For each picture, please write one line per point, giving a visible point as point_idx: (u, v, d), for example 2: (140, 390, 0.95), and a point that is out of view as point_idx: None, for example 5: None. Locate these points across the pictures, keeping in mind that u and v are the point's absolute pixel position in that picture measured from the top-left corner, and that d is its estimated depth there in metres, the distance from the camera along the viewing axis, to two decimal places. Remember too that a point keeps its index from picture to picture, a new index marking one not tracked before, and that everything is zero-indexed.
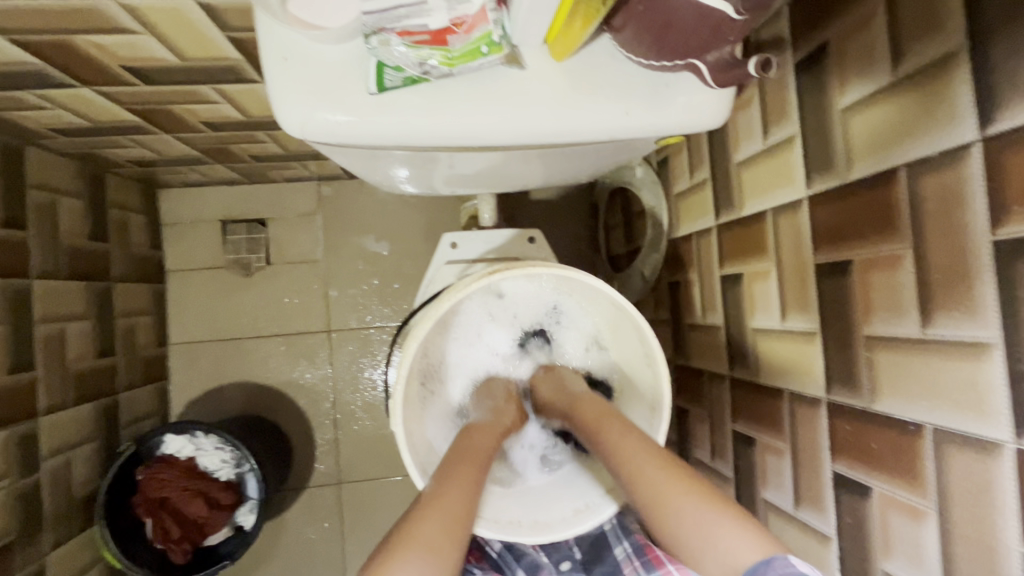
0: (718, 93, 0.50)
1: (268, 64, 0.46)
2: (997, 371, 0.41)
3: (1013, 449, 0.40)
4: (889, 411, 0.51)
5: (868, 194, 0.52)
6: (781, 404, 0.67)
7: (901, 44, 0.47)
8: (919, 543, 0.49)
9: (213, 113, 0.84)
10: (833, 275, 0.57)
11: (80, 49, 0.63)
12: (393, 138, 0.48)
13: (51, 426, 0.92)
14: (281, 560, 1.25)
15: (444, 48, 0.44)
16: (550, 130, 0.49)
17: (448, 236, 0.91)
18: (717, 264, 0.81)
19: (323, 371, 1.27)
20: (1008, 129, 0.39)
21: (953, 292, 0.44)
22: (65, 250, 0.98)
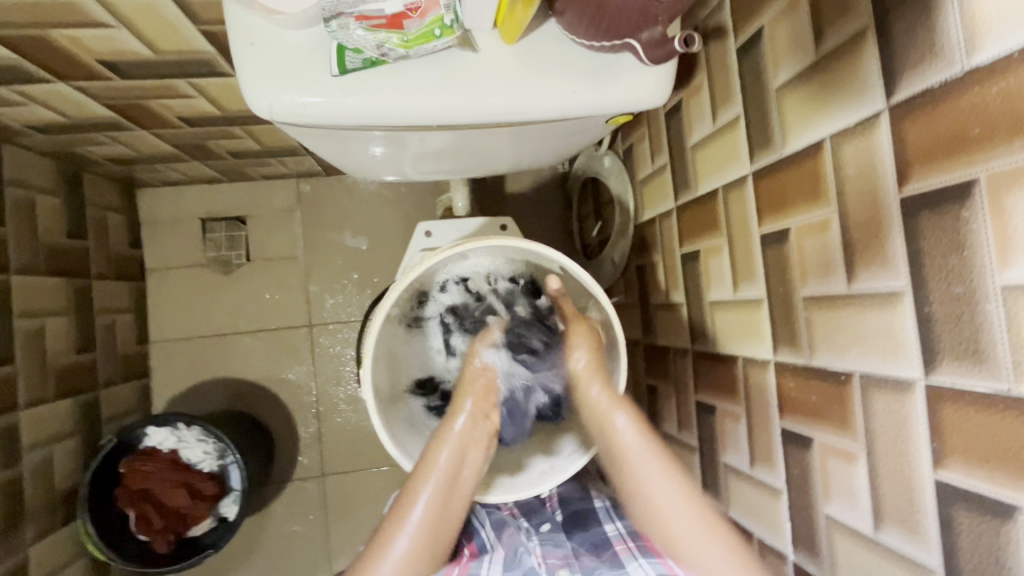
0: (659, 72, 0.54)
1: (236, 49, 0.49)
2: (907, 315, 0.45)
3: (922, 384, 0.45)
4: (824, 364, 0.55)
5: (800, 166, 0.56)
6: (735, 370, 0.71)
7: (822, 26, 0.52)
8: (853, 483, 0.53)
9: (190, 108, 0.86)
10: (775, 244, 0.61)
11: (56, 44, 0.65)
12: (357, 118, 0.51)
13: (32, 420, 0.93)
14: (266, 553, 1.26)
15: (400, 31, 0.49)
16: (505, 109, 0.52)
17: (421, 225, 0.93)
18: (677, 244, 0.85)
19: (305, 366, 1.29)
20: (907, 97, 0.44)
21: (870, 249, 0.48)
22: (44, 247, 0.99)
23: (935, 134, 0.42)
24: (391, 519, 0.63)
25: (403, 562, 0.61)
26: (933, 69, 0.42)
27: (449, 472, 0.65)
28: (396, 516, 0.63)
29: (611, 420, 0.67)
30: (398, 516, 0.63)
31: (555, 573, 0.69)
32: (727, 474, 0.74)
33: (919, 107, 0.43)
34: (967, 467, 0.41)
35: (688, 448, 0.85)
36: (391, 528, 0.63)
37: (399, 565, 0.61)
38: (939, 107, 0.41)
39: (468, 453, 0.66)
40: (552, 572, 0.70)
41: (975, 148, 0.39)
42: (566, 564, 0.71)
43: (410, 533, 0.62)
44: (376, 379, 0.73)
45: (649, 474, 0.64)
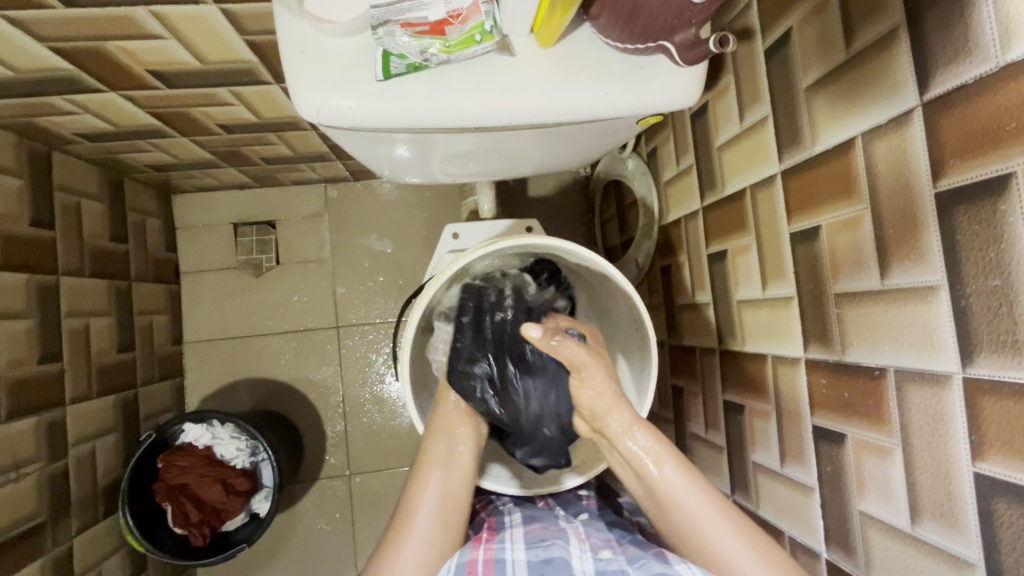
0: (690, 74, 0.55)
1: (286, 56, 0.52)
2: (943, 308, 0.46)
3: (959, 378, 0.45)
4: (857, 360, 0.55)
5: (831, 164, 0.57)
6: (765, 367, 0.71)
7: (852, 26, 0.53)
8: (888, 478, 0.53)
9: (229, 115, 0.90)
10: (805, 241, 0.62)
11: (111, 55, 0.69)
12: (398, 120, 0.53)
13: (77, 414, 0.97)
14: (294, 550, 1.28)
15: (443, 37, 0.50)
16: (540, 110, 0.54)
17: (449, 227, 0.95)
18: (704, 244, 0.85)
19: (332, 366, 1.32)
20: (940, 94, 0.44)
21: (905, 243, 0.49)
22: (89, 249, 1.03)
23: (970, 129, 0.42)
24: (403, 507, 0.67)
25: (424, 543, 0.64)
26: (967, 65, 0.42)
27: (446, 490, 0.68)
28: (407, 507, 0.67)
29: (645, 468, 0.63)
30: (408, 505, 0.67)
31: (597, 553, 0.63)
32: (757, 473, 0.74)
33: (953, 104, 0.43)
34: (1007, 459, 0.42)
35: (716, 448, 0.85)
36: (405, 516, 0.66)
37: (421, 547, 0.64)
38: (974, 103, 0.42)
39: (458, 440, 0.71)
40: (593, 549, 0.64)
41: (1011, 142, 0.39)
42: (608, 545, 0.66)
43: (426, 516, 0.66)
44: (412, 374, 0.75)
45: (704, 515, 0.60)
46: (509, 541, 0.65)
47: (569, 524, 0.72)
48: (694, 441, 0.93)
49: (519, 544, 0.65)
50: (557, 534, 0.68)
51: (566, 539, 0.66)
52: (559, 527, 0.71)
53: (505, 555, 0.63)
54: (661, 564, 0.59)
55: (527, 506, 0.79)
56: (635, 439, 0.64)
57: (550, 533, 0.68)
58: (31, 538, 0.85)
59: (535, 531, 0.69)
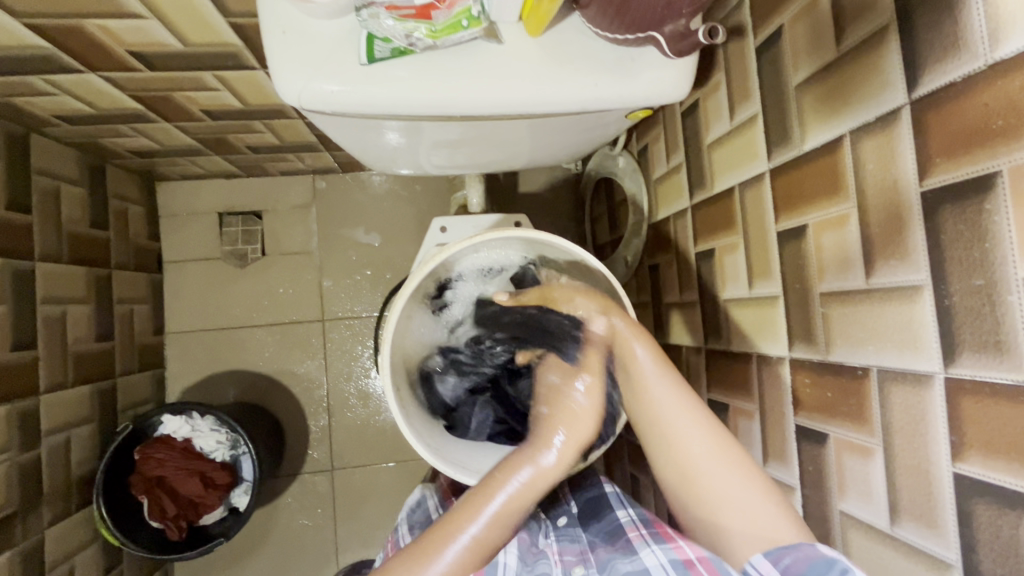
0: (679, 67, 0.55)
1: (268, 37, 0.50)
2: (926, 308, 0.46)
3: (941, 378, 0.45)
4: (840, 359, 0.55)
5: (818, 162, 0.57)
6: (749, 366, 0.71)
7: (843, 23, 0.53)
8: (869, 478, 0.53)
9: (213, 101, 0.88)
10: (791, 240, 0.61)
11: (90, 34, 0.67)
12: (382, 106, 0.52)
13: (51, 404, 0.94)
14: (274, 545, 1.27)
15: (429, 22, 0.49)
16: (528, 100, 0.53)
17: (436, 220, 0.94)
18: (692, 242, 0.85)
19: (317, 360, 1.30)
20: (929, 91, 0.44)
21: (890, 242, 0.49)
22: (67, 235, 1.01)
23: (956, 128, 0.42)
24: (444, 525, 0.62)
25: (450, 569, 0.59)
26: (956, 62, 0.42)
27: (519, 497, 0.65)
28: (451, 521, 0.63)
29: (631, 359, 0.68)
30: (447, 525, 0.62)
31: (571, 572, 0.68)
32: None
33: (941, 101, 0.43)
34: (987, 459, 0.41)
35: None
36: (438, 537, 0.61)
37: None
38: (962, 102, 0.42)
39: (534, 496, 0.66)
40: (567, 569, 0.68)
41: (998, 140, 0.39)
42: (581, 560, 0.69)
43: (461, 546, 0.61)
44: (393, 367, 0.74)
45: (695, 441, 0.62)
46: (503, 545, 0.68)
47: (547, 540, 0.74)
48: None
49: (512, 550, 0.68)
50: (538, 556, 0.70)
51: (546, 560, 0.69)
52: (538, 545, 0.72)
53: (497, 558, 0.66)
54: (627, 557, 0.63)
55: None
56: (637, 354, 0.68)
57: (535, 555, 0.70)
58: None
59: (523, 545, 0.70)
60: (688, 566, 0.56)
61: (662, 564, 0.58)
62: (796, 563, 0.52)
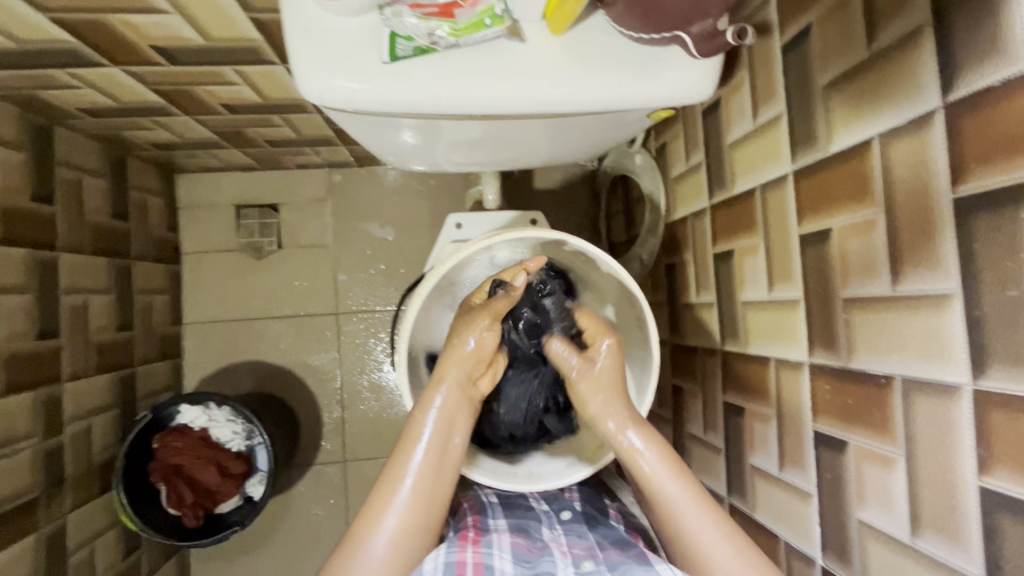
0: (705, 68, 0.54)
1: (290, 34, 0.50)
2: (956, 318, 0.44)
3: (970, 390, 0.44)
4: (863, 367, 0.54)
5: (845, 165, 0.55)
6: (767, 370, 0.70)
7: (875, 23, 0.51)
8: (889, 488, 0.52)
9: (233, 95, 0.88)
10: (815, 243, 0.60)
11: (114, 29, 0.67)
12: (403, 104, 0.52)
13: (74, 392, 0.96)
14: (287, 532, 1.29)
15: (451, 20, 0.49)
16: (550, 99, 0.52)
17: (452, 217, 0.94)
18: (710, 243, 0.84)
19: (331, 352, 1.32)
20: (967, 95, 0.43)
21: (918, 249, 0.48)
22: (89, 226, 1.03)
23: (993, 134, 0.41)
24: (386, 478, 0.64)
25: (392, 541, 0.61)
26: (995, 66, 0.41)
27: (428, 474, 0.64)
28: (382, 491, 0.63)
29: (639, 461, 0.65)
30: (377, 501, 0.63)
31: (579, 566, 0.62)
32: (754, 476, 0.74)
33: (978, 106, 0.42)
34: (1014, 474, 0.40)
35: (714, 449, 0.84)
36: (365, 523, 0.62)
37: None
38: (998, 107, 0.41)
39: (440, 458, 0.65)
40: (575, 561, 0.63)
41: None
42: (590, 555, 0.65)
43: (397, 512, 0.62)
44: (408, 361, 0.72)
45: (689, 511, 0.61)
46: (497, 548, 0.63)
47: (552, 533, 0.71)
48: (692, 442, 0.92)
49: (508, 554, 0.63)
50: (541, 553, 0.65)
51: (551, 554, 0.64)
52: (542, 541, 0.69)
53: (493, 562, 0.61)
54: (643, 566, 0.60)
55: (513, 511, 0.75)
56: (630, 435, 0.66)
57: (536, 550, 0.65)
58: (24, 514, 0.84)
59: (520, 548, 0.65)
60: None
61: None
62: None
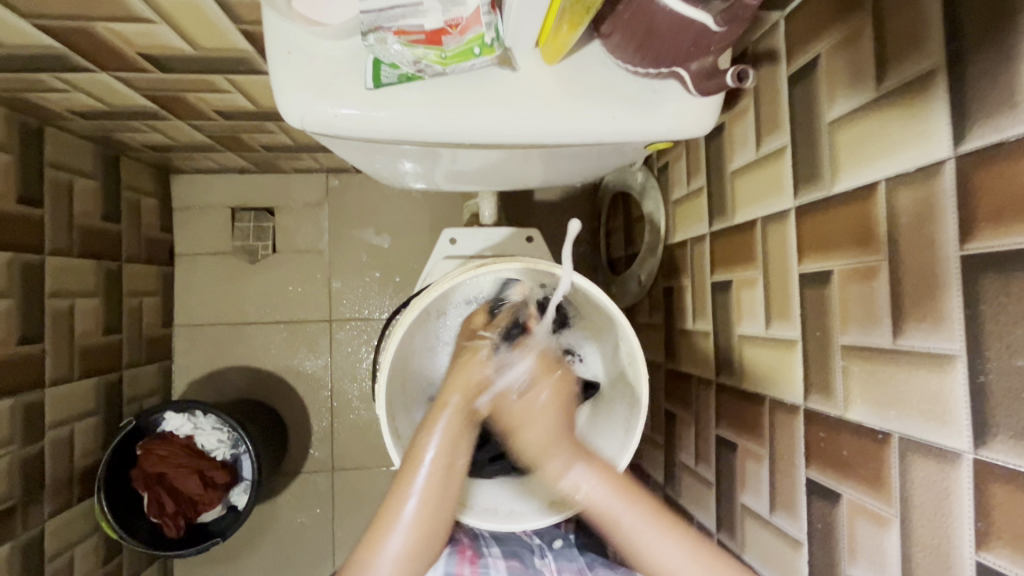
0: (704, 103, 0.51)
1: (272, 55, 0.48)
2: (958, 382, 0.42)
3: (970, 459, 0.41)
4: (859, 419, 0.52)
5: (849, 207, 0.53)
6: (761, 409, 0.68)
7: (885, 61, 0.49)
8: (882, 549, 0.50)
9: (225, 102, 0.87)
10: (815, 284, 0.58)
11: (100, 36, 0.65)
12: (387, 131, 0.49)
13: (56, 397, 0.95)
14: (273, 540, 1.28)
15: (439, 48, 0.46)
16: (541, 130, 0.50)
17: (446, 232, 0.92)
18: (709, 271, 0.82)
19: (323, 360, 1.30)
20: (977, 148, 0.41)
21: (922, 304, 0.45)
22: (78, 228, 1.01)
23: (1005, 191, 0.39)
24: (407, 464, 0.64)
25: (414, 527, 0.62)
26: (1010, 120, 0.38)
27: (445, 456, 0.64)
28: (409, 465, 0.63)
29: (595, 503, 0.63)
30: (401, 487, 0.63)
31: None
32: (744, 516, 0.72)
33: (990, 160, 0.40)
34: (1014, 553, 0.38)
35: (705, 482, 0.81)
36: (399, 492, 0.63)
37: (394, 564, 0.61)
38: (1010, 163, 0.38)
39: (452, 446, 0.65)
40: None
41: None
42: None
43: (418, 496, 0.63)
44: (393, 411, 0.70)
45: (626, 516, 0.62)
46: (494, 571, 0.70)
47: (544, 561, 0.76)
48: (683, 471, 0.90)
49: None
50: None
51: None
52: (534, 568, 0.74)
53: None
54: None
55: (504, 540, 0.78)
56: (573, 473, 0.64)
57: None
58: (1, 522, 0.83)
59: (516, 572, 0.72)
60: None
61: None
62: None
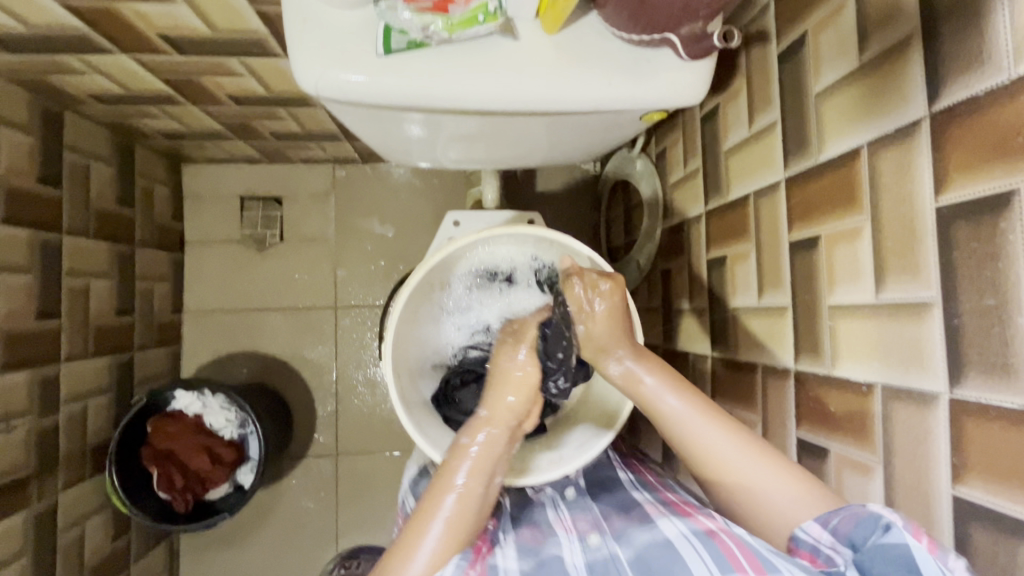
0: (696, 71, 0.54)
1: (289, 25, 0.51)
2: (936, 327, 0.44)
3: (947, 399, 0.44)
4: (846, 375, 0.54)
5: (833, 174, 0.56)
6: (754, 376, 0.70)
7: (867, 31, 0.51)
8: (867, 497, 0.52)
9: (239, 86, 0.90)
10: (803, 251, 0.61)
11: (123, 17, 0.69)
12: (396, 97, 0.52)
13: (71, 372, 0.98)
14: (278, 523, 1.30)
15: (445, 15, 0.50)
16: (541, 97, 0.53)
17: (450, 214, 0.95)
18: (704, 249, 0.84)
19: (328, 346, 1.33)
20: (950, 104, 0.43)
21: (901, 258, 0.48)
22: (94, 211, 1.04)
23: (975, 143, 0.41)
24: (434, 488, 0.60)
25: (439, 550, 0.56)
26: (980, 76, 0.41)
27: (479, 478, 0.61)
28: (441, 480, 0.60)
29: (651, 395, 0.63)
30: (429, 507, 0.59)
31: (585, 538, 0.63)
32: None
33: (960, 116, 0.42)
34: (988, 484, 0.40)
35: None
36: (417, 528, 0.58)
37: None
38: (981, 116, 0.41)
39: (489, 471, 0.61)
40: (581, 535, 0.64)
41: (1017, 156, 0.38)
42: (596, 528, 0.65)
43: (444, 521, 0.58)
44: (400, 373, 0.73)
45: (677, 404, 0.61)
46: (501, 547, 0.61)
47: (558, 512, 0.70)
48: None
49: (512, 551, 0.60)
50: (547, 537, 0.64)
51: (556, 537, 0.63)
52: (547, 523, 0.67)
53: (499, 562, 0.58)
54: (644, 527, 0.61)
55: (517, 504, 0.73)
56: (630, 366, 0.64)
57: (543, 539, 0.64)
58: (17, 490, 0.86)
59: (526, 540, 0.64)
60: (710, 535, 0.54)
61: (684, 534, 0.56)
62: (844, 520, 0.48)
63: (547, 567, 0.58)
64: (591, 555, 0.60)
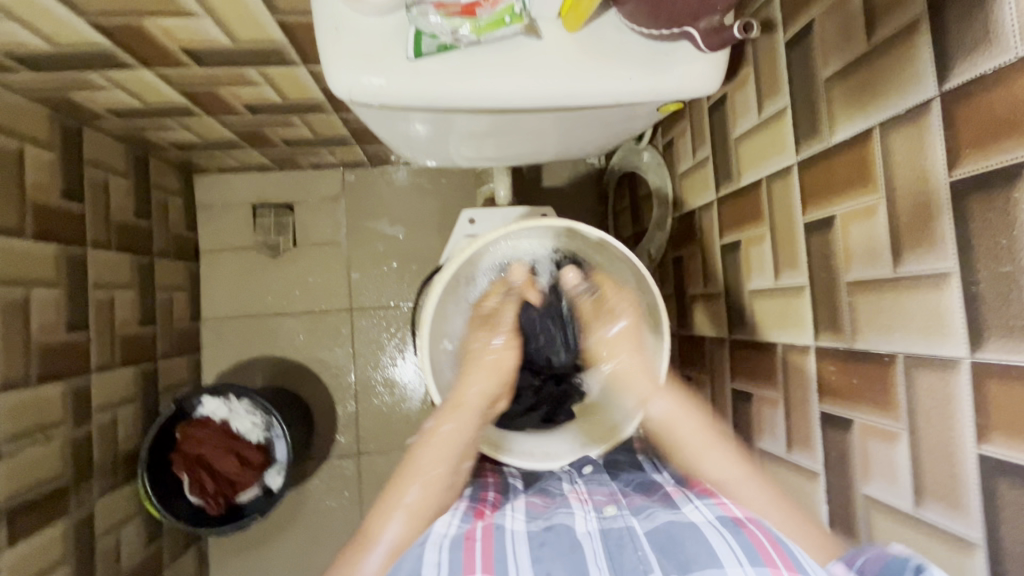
0: (712, 62, 0.56)
1: (321, 33, 0.53)
2: (954, 295, 0.47)
3: (968, 363, 0.46)
4: (867, 347, 0.57)
5: (846, 155, 0.58)
6: (773, 355, 0.73)
7: (874, 17, 0.54)
8: (893, 463, 0.54)
9: (255, 96, 0.92)
10: (819, 231, 0.63)
11: (147, 33, 0.71)
12: (425, 99, 0.54)
13: (100, 382, 1.00)
14: (303, 524, 1.32)
15: (473, 18, 0.52)
16: (563, 93, 0.55)
17: (465, 213, 0.97)
18: (717, 235, 0.86)
19: (345, 348, 1.35)
20: (960, 83, 0.45)
21: (917, 232, 0.50)
22: (114, 224, 1.06)
23: (985, 119, 0.44)
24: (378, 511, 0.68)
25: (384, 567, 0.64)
26: (988, 55, 0.43)
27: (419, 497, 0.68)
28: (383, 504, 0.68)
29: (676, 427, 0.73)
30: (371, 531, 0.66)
31: (602, 509, 0.65)
32: (763, 460, 0.76)
33: (970, 94, 0.45)
34: (1009, 441, 0.43)
35: None
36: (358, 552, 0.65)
37: None
38: (990, 93, 0.43)
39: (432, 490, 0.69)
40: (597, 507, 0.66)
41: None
42: (612, 500, 0.67)
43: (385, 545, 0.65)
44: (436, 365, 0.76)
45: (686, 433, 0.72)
46: (510, 512, 0.66)
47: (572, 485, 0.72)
48: None
49: (520, 515, 0.65)
50: (556, 506, 0.67)
51: (568, 506, 0.66)
52: (560, 495, 0.70)
53: (504, 523, 0.63)
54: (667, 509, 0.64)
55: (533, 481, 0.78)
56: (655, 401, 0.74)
57: (552, 506, 0.68)
58: (57, 500, 0.88)
59: (536, 507, 0.68)
60: (738, 523, 0.57)
61: (710, 521, 0.58)
62: (871, 561, 0.49)
63: (556, 531, 0.61)
64: (606, 524, 0.62)
